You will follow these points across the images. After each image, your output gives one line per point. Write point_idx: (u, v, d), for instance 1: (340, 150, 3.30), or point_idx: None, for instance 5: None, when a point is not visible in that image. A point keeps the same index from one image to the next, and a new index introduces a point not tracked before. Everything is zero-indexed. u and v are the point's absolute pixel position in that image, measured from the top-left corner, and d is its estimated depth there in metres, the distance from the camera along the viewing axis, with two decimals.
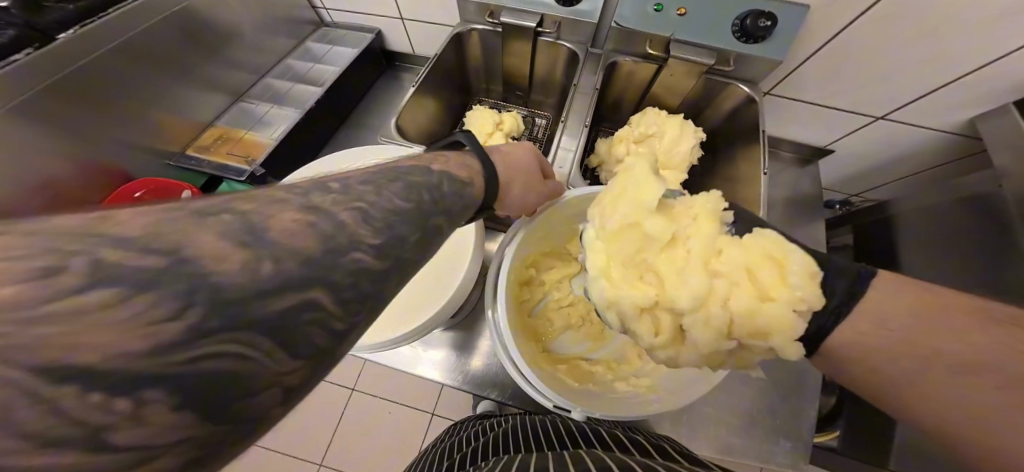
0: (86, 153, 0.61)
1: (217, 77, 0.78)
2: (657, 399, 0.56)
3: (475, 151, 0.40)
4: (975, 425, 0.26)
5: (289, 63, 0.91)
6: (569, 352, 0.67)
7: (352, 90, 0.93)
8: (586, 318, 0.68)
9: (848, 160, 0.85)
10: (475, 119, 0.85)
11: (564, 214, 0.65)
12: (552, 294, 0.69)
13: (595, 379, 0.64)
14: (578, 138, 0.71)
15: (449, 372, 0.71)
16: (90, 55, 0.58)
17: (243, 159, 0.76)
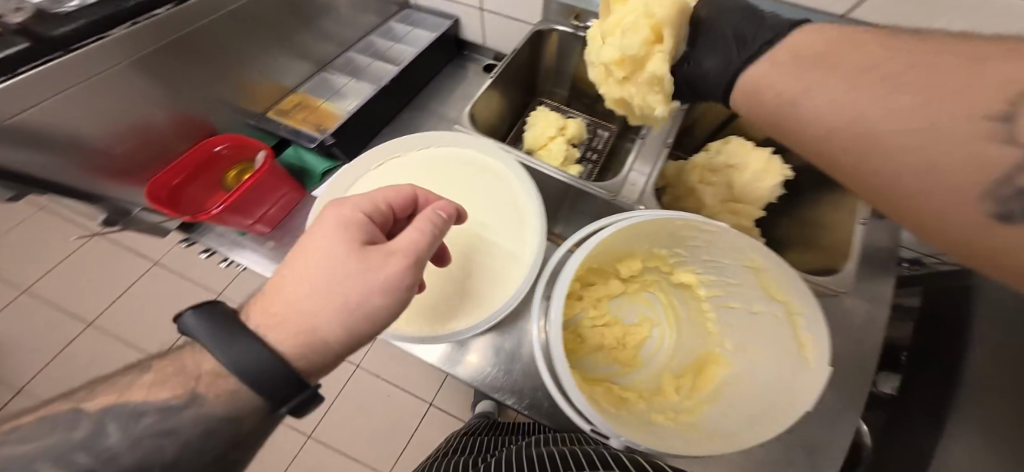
0: (183, 103, 0.67)
1: (309, 46, 0.82)
2: (708, 441, 0.49)
3: (217, 349, 0.29)
4: (870, 135, 0.27)
5: (371, 39, 0.93)
6: (598, 374, 0.61)
7: (422, 73, 0.95)
8: (621, 341, 0.63)
9: None
10: (537, 123, 0.82)
11: (628, 237, 0.58)
12: (588, 311, 0.64)
13: (628, 405, 0.57)
14: (651, 162, 0.61)
15: (477, 376, 0.68)
16: (211, 15, 0.61)
17: (316, 127, 0.80)
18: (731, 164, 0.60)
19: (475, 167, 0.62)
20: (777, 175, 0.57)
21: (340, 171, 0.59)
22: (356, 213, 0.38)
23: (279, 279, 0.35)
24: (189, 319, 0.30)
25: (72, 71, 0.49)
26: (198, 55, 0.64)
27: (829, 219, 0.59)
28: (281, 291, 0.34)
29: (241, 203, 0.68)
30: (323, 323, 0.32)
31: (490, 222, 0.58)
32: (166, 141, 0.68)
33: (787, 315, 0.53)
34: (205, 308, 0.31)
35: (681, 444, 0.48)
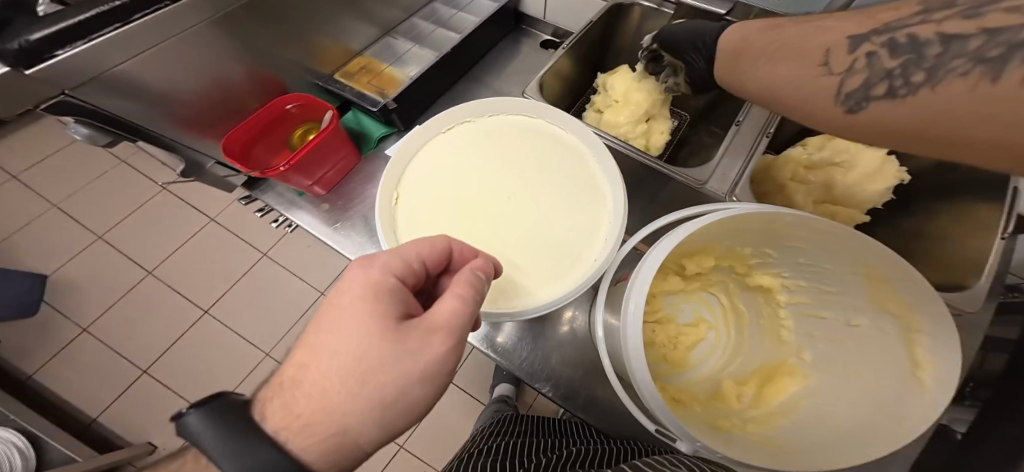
0: (260, 61, 0.67)
1: (378, 10, 0.80)
2: (790, 456, 0.45)
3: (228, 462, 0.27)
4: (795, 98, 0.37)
5: (436, 7, 0.90)
6: (652, 373, 0.57)
7: (481, 45, 0.91)
8: (674, 339, 0.60)
9: None
10: (616, 90, 0.75)
11: (709, 233, 0.52)
12: (642, 307, 0.59)
13: (689, 409, 0.53)
14: (742, 155, 0.55)
15: (516, 359, 0.66)
16: None
17: (379, 92, 0.78)
18: (836, 161, 0.54)
19: (550, 144, 0.60)
20: (890, 178, 0.52)
21: (410, 134, 0.58)
22: (382, 280, 0.35)
23: (299, 368, 0.32)
24: (191, 418, 0.28)
25: (172, 22, 0.49)
26: (280, 13, 0.63)
27: (945, 232, 0.52)
28: (304, 382, 0.31)
29: (306, 163, 0.69)
30: (357, 421, 0.30)
31: (563, 201, 0.55)
32: (240, 97, 0.69)
33: (906, 335, 0.47)
34: (211, 405, 0.29)
35: (759, 455, 0.45)
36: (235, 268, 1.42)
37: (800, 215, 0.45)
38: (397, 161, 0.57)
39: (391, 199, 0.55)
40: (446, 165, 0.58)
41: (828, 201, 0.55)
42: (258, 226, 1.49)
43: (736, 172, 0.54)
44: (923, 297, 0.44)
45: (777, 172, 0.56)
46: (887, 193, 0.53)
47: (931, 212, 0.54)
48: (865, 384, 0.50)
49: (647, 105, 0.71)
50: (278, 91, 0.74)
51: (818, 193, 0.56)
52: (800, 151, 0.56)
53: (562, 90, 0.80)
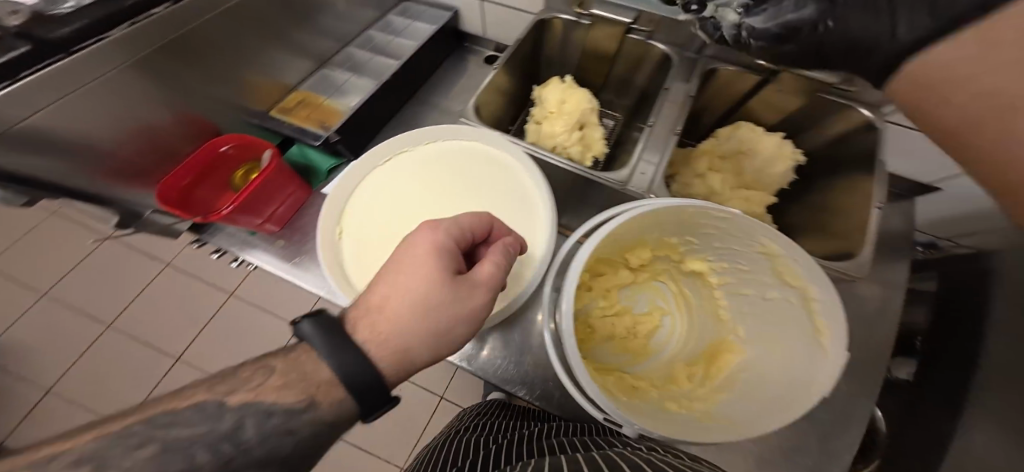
0: (186, 104, 0.68)
1: (309, 42, 0.82)
2: (722, 426, 0.49)
3: (324, 353, 0.32)
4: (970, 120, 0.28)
5: (370, 34, 0.92)
6: (609, 363, 0.61)
7: (425, 67, 0.94)
8: (632, 331, 0.63)
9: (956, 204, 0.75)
10: (549, 99, 0.78)
11: (638, 225, 0.56)
12: (598, 301, 0.63)
13: (641, 394, 0.56)
14: (660, 150, 0.60)
15: (486, 366, 0.68)
16: (211, 13, 0.62)
17: (320, 125, 0.80)
18: (742, 149, 0.59)
19: (481, 160, 0.62)
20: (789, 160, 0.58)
21: (347, 168, 0.59)
22: (450, 235, 0.40)
23: (377, 293, 0.36)
24: (306, 327, 0.32)
25: (76, 72, 0.50)
26: (201, 54, 0.65)
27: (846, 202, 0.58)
28: (383, 305, 0.35)
29: (251, 203, 0.69)
30: (417, 348, 0.35)
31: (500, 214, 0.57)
32: (174, 140, 0.70)
33: (804, 304, 0.51)
34: (321, 319, 0.33)
35: (697, 432, 0.47)
36: (203, 310, 1.38)
37: (700, 205, 0.51)
38: (334, 195, 0.58)
39: (336, 233, 0.56)
40: (385, 194, 0.60)
41: (743, 185, 0.60)
42: (221, 265, 1.45)
43: (656, 168, 0.58)
44: (814, 268, 0.48)
45: (695, 164, 0.62)
46: (789, 173, 0.59)
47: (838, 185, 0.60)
48: (790, 355, 0.53)
49: (576, 113, 0.75)
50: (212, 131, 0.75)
51: (731, 180, 0.60)
52: (713, 143, 0.62)
53: (500, 107, 0.82)
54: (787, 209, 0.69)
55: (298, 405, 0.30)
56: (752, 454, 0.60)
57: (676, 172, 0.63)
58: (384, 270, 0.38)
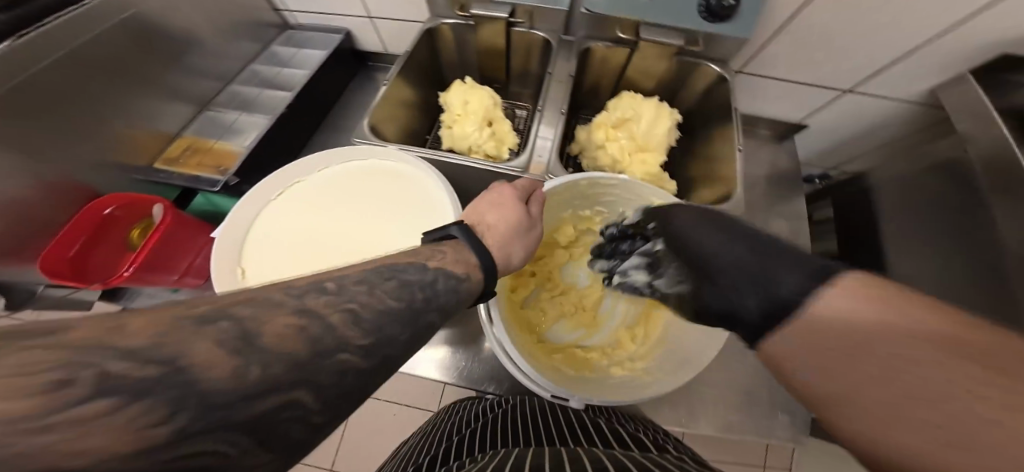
0: (49, 171, 0.64)
1: (182, 84, 0.79)
2: (656, 382, 0.54)
3: (471, 244, 0.40)
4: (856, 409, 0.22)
5: (255, 67, 0.90)
6: (564, 341, 0.63)
7: (327, 91, 0.93)
8: (581, 305, 0.65)
9: (824, 136, 0.87)
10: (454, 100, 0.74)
11: (552, 205, 0.59)
12: (544, 286, 0.65)
13: (592, 366, 0.60)
14: (554, 124, 0.68)
15: (456, 371, 0.70)
16: (35, 66, 0.57)
17: (215, 170, 0.76)
18: (627, 117, 0.69)
19: (377, 173, 0.59)
20: (667, 118, 0.70)
21: (232, 210, 0.55)
22: (522, 185, 0.52)
23: (480, 217, 0.47)
24: (456, 231, 0.41)
25: None
26: (44, 112, 0.60)
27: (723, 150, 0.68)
28: (492, 226, 0.45)
29: (153, 261, 0.67)
30: (507, 255, 0.45)
31: (402, 222, 0.55)
32: (43, 214, 0.66)
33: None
34: (464, 225, 0.42)
35: (630, 390, 0.54)
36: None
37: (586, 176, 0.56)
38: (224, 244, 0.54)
39: (239, 279, 0.53)
40: (283, 228, 0.57)
41: (637, 148, 0.69)
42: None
43: (550, 147, 0.65)
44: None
45: (594, 137, 0.70)
46: (672, 131, 0.71)
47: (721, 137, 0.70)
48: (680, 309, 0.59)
49: (482, 110, 0.71)
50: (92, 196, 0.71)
51: (628, 145, 0.68)
52: (604, 117, 0.71)
53: (410, 120, 0.81)
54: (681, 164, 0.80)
55: (458, 274, 0.34)
56: (714, 395, 0.69)
57: (584, 149, 0.73)
58: (478, 203, 0.48)
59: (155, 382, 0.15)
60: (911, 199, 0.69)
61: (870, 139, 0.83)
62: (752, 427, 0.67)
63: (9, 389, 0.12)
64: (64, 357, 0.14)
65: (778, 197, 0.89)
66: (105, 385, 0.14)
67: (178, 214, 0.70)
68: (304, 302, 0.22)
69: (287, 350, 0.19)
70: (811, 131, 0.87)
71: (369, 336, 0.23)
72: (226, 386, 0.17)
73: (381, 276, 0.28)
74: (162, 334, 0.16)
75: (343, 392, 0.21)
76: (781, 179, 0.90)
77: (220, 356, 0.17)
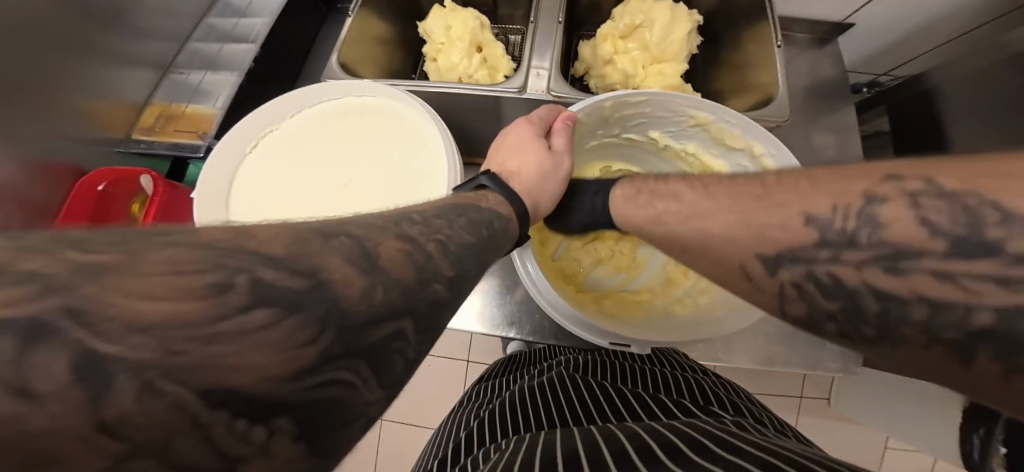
0: (23, 147, 0.64)
1: (132, 47, 0.76)
2: (727, 314, 0.50)
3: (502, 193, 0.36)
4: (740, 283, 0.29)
5: (210, 22, 0.85)
6: (608, 286, 0.59)
7: (294, 40, 0.84)
8: (617, 248, 0.61)
9: (871, 33, 0.76)
10: (435, 25, 0.64)
11: (581, 136, 0.51)
12: None
13: (645, 307, 0.56)
14: (549, 42, 0.58)
15: (490, 322, 0.68)
16: None
17: (193, 134, 0.72)
18: (638, 23, 0.59)
19: (369, 112, 0.51)
20: (684, 21, 0.59)
21: (206, 161, 0.47)
22: (541, 116, 0.46)
23: (504, 163, 0.41)
24: (486, 180, 0.36)
25: None
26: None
27: (757, 57, 0.59)
28: (518, 171, 0.40)
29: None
30: (542, 201, 0.41)
31: (401, 163, 0.48)
32: (32, 192, 0.66)
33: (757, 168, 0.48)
34: (493, 174, 0.38)
35: (699, 328, 0.50)
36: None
37: (619, 94, 0.46)
38: (209, 201, 0.47)
39: None
40: (268, 180, 0.49)
41: (648, 60, 0.59)
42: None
43: (551, 65, 0.56)
44: (750, 125, 0.46)
45: (600, 52, 0.60)
46: (691, 37, 0.61)
47: (753, 38, 0.59)
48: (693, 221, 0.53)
49: (467, 34, 0.62)
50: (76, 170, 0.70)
51: (641, 58, 0.59)
52: (610, 27, 0.60)
53: (389, 59, 0.72)
54: (703, 77, 0.69)
55: (504, 214, 0.33)
56: (756, 330, 0.66)
57: (589, 67, 0.63)
58: (501, 149, 0.43)
59: (301, 298, 0.15)
60: (977, 100, 0.62)
61: (932, 31, 0.72)
62: (798, 358, 0.66)
63: (166, 287, 0.12)
64: (214, 258, 0.14)
65: (811, 109, 0.78)
66: (259, 293, 0.14)
67: (170, 185, 0.67)
68: (403, 229, 0.21)
69: (396, 273, 0.19)
70: (857, 29, 0.76)
71: (455, 267, 0.23)
72: (356, 307, 0.16)
73: (453, 213, 0.27)
74: (290, 246, 0.16)
75: (428, 327, 0.20)
76: (823, 88, 0.78)
77: (352, 274, 0.17)
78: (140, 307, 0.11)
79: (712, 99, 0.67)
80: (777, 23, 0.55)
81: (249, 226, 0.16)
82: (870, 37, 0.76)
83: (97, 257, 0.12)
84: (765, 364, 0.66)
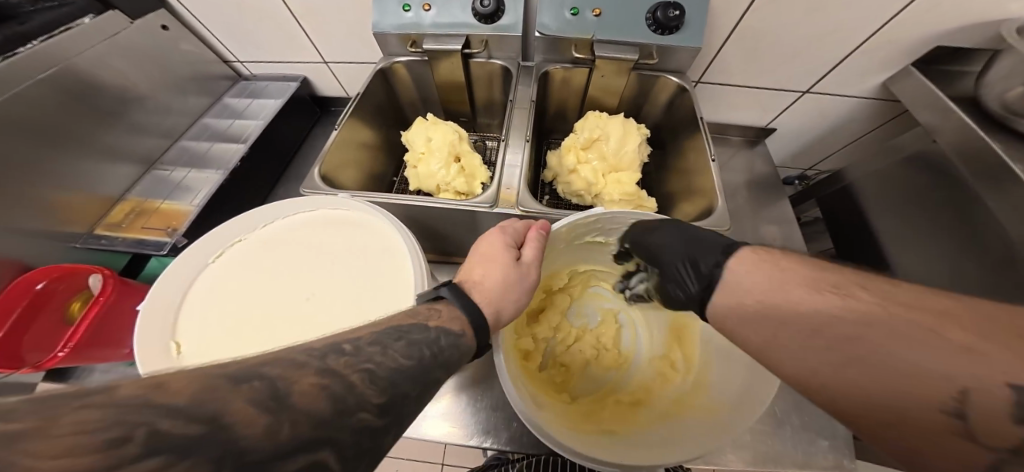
0: None
1: (121, 143, 0.79)
2: (724, 417, 0.48)
3: None
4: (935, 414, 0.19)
5: (205, 121, 0.92)
6: (598, 389, 0.58)
7: (285, 140, 0.90)
8: (601, 347, 0.60)
9: (791, 138, 0.88)
10: (415, 135, 0.70)
11: (555, 242, 0.54)
12: (556, 336, 0.60)
13: (642, 412, 0.53)
14: (519, 153, 0.65)
15: (456, 428, 0.65)
16: None
17: (163, 231, 0.72)
18: (596, 137, 0.67)
19: (341, 223, 0.53)
20: (635, 135, 0.67)
21: (162, 274, 0.47)
22: None
23: None
24: (445, 291, 0.36)
25: None
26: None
27: (697, 163, 0.66)
28: None
29: (96, 335, 0.61)
30: (504, 310, 0.40)
31: (367, 275, 0.48)
32: None
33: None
34: None
35: (704, 437, 0.46)
36: None
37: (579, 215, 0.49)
38: (150, 316, 0.45)
39: (168, 360, 0.43)
40: (227, 292, 0.48)
41: (607, 169, 0.66)
42: None
43: (518, 175, 0.61)
44: None
45: (565, 162, 0.67)
46: (642, 147, 0.69)
47: (693, 148, 0.67)
48: None
49: (446, 145, 0.67)
50: (22, 269, 0.66)
51: (600, 167, 0.66)
52: (572, 140, 0.68)
53: (374, 162, 0.78)
54: (659, 178, 0.77)
55: (454, 330, 0.32)
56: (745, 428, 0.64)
57: (557, 175, 0.70)
58: None
59: (195, 442, 0.14)
60: (891, 196, 0.71)
61: (838, 138, 0.85)
62: (790, 458, 0.62)
63: (61, 447, 0.12)
64: (119, 416, 0.14)
65: (758, 202, 0.87)
66: (155, 441, 0.14)
67: (122, 282, 0.66)
68: (326, 362, 0.21)
69: (308, 408, 0.18)
70: (779, 134, 0.88)
71: (385, 393, 0.22)
72: (257, 445, 0.16)
73: (392, 337, 0.27)
74: (199, 391, 0.16)
75: (362, 452, 0.19)
76: (763, 183, 0.88)
77: (255, 413, 0.16)
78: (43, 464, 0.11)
79: (669, 199, 0.73)
80: (706, 133, 0.63)
81: (163, 376, 0.16)
82: (793, 141, 0.89)
83: (11, 425, 0.12)
84: (760, 465, 0.61)
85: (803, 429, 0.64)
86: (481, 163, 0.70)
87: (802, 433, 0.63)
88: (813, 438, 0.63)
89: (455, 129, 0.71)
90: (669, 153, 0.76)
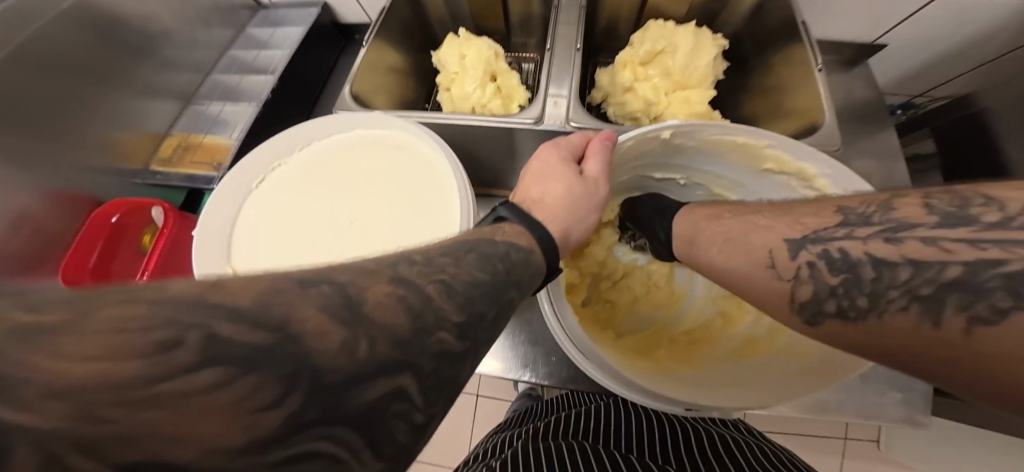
0: (51, 181, 0.65)
1: (158, 80, 0.78)
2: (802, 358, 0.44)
3: None
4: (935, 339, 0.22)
5: (233, 54, 0.87)
6: (650, 326, 0.55)
7: (312, 73, 0.85)
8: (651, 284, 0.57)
9: (904, 54, 0.72)
10: (448, 53, 0.63)
11: (615, 163, 0.47)
12: (602, 273, 0.56)
13: (702, 351, 0.51)
14: (569, 71, 0.56)
15: (501, 361, 0.66)
16: None
17: (210, 165, 0.73)
18: (660, 48, 0.57)
19: (379, 147, 0.50)
20: (709, 46, 0.57)
21: (210, 198, 0.46)
22: None
23: None
24: (505, 212, 0.32)
25: None
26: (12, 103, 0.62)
27: (796, 81, 0.55)
28: None
29: (168, 264, 0.65)
30: (572, 229, 0.35)
31: (408, 200, 0.46)
32: (51, 221, 0.66)
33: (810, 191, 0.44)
34: None
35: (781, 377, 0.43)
36: None
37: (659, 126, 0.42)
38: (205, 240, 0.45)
39: None
40: (272, 219, 0.48)
41: (672, 87, 0.56)
42: None
43: (568, 95, 0.54)
44: (796, 145, 0.42)
45: (620, 79, 0.58)
46: (717, 62, 0.59)
47: (789, 64, 0.56)
48: None
49: (482, 63, 0.60)
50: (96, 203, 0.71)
51: (663, 84, 0.56)
52: (630, 54, 0.58)
53: (403, 88, 0.72)
54: (730, 104, 0.66)
55: (523, 245, 0.28)
56: None
57: (607, 95, 0.61)
58: None
59: (265, 352, 0.13)
60: None
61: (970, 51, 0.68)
62: (853, 407, 0.58)
63: (105, 346, 0.11)
64: (170, 313, 0.12)
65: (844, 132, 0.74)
66: (212, 349, 0.12)
67: (182, 216, 0.68)
68: (398, 271, 0.19)
69: (384, 322, 0.16)
70: (890, 50, 0.72)
71: (463, 311, 0.20)
72: (335, 362, 0.14)
73: (461, 248, 0.24)
74: (262, 293, 0.14)
75: (441, 382, 0.17)
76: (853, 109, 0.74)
77: (329, 326, 0.15)
78: (68, 366, 0.10)
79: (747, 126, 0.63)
80: (812, 43, 0.52)
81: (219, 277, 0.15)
82: (908, 58, 0.72)
83: (46, 317, 0.11)
84: (816, 413, 0.58)
85: (874, 380, 0.58)
86: (520, 82, 0.63)
87: (872, 384, 0.58)
88: (884, 390, 0.58)
89: (487, 43, 0.62)
90: (747, 72, 0.64)
